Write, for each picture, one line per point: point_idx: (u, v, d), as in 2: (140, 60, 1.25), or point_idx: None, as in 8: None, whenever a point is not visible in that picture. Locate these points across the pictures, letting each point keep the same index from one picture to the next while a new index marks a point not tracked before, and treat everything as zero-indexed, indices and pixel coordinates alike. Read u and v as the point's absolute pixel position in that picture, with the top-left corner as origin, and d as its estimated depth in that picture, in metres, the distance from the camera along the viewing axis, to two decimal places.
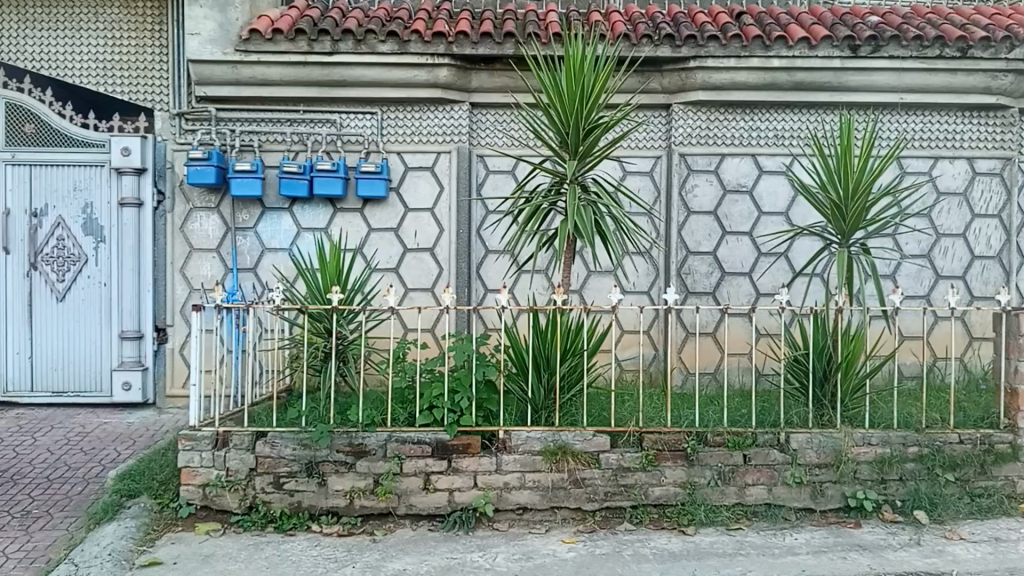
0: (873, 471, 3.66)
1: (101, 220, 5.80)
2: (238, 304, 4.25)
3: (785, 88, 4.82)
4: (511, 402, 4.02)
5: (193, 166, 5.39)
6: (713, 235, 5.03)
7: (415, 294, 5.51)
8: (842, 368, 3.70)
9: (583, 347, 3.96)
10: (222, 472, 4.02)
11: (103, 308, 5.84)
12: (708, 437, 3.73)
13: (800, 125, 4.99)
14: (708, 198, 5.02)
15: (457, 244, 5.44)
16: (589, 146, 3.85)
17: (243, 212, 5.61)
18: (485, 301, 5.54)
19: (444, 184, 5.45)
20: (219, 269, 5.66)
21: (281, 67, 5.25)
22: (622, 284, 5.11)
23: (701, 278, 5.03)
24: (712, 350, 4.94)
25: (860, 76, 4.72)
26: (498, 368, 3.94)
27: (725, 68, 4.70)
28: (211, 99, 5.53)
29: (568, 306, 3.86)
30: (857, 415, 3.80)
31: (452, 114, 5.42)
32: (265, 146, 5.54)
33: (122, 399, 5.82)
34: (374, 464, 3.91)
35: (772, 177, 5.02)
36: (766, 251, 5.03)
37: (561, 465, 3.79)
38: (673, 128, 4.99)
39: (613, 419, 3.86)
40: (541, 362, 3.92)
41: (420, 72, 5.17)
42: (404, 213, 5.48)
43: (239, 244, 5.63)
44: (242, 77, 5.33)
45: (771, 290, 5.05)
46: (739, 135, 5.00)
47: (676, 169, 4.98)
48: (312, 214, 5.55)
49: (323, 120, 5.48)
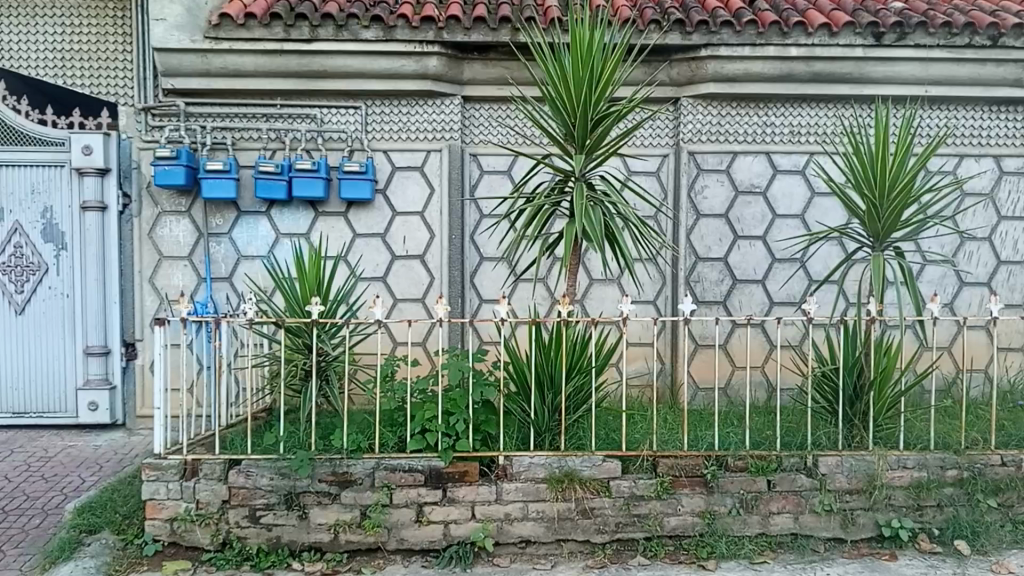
0: (909, 497, 3.38)
1: (63, 226, 5.36)
2: (207, 318, 3.85)
3: (802, 79, 4.51)
4: (512, 424, 3.65)
5: (160, 165, 4.96)
6: (724, 239, 4.70)
7: (404, 305, 5.12)
8: (875, 386, 3.40)
9: (592, 363, 3.60)
10: (191, 505, 3.62)
11: (66, 321, 5.40)
12: (728, 461, 3.41)
13: (816, 121, 4.68)
14: (719, 199, 4.68)
15: (450, 250, 5.06)
16: (597, 139, 3.50)
17: (216, 216, 5.19)
18: (480, 313, 5.17)
19: (435, 185, 5.06)
20: (191, 278, 5.23)
21: (256, 57, 4.84)
22: (628, 294, 4.79)
23: (711, 286, 4.70)
24: (724, 363, 4.65)
25: (883, 67, 4.43)
26: (498, 388, 3.55)
27: (739, 57, 4.37)
28: (181, 92, 5.11)
29: (574, 319, 3.49)
30: (891, 436, 3.49)
31: (444, 109, 5.03)
32: (239, 144, 5.13)
33: (88, 419, 5.38)
34: (360, 495, 3.53)
35: (787, 177, 4.70)
36: (780, 257, 4.72)
37: (567, 493, 3.43)
38: (682, 125, 4.65)
39: (624, 442, 3.51)
40: (544, 380, 3.54)
41: (409, 62, 4.78)
42: (392, 217, 5.09)
43: (213, 252, 5.20)
44: (213, 68, 4.92)
45: (786, 299, 4.73)
46: (753, 131, 4.67)
47: (684, 169, 4.64)
48: (292, 219, 5.14)
49: (303, 115, 5.08)
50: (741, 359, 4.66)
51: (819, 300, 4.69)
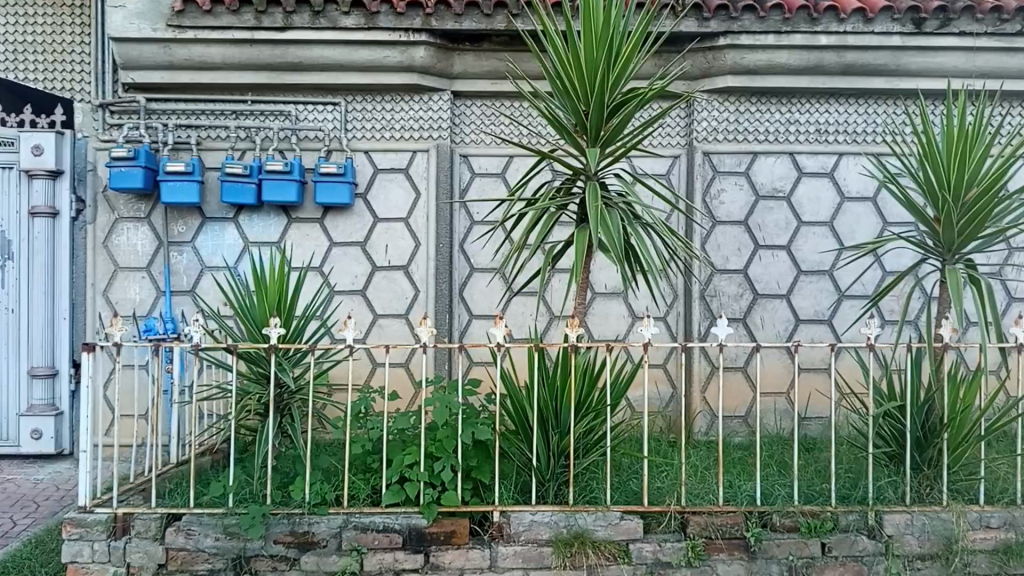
0: (993, 564, 2.77)
1: (9, 233, 4.75)
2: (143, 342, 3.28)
3: (831, 72, 3.90)
4: (509, 472, 3.01)
5: (116, 167, 4.39)
6: (743, 250, 4.06)
7: (385, 322, 4.51)
8: (950, 427, 2.78)
9: (605, 397, 2.98)
10: (121, 569, 2.98)
11: (9, 340, 4.76)
12: (774, 519, 2.81)
13: (848, 118, 4.05)
14: (737, 204, 4.06)
15: (436, 261, 4.48)
16: (614, 130, 2.89)
17: (179, 223, 4.61)
18: (470, 332, 4.57)
19: (421, 189, 4.50)
20: (149, 291, 4.62)
21: (224, 47, 4.31)
22: (636, 313, 4.23)
23: (729, 302, 4.06)
24: (744, 388, 4.05)
25: (923, 57, 3.83)
26: (494, 427, 2.93)
27: (763, 47, 3.79)
28: (142, 87, 4.57)
29: (585, 345, 2.88)
30: (968, 488, 2.89)
31: (431, 105, 4.49)
32: (205, 143, 4.57)
33: (31, 450, 4.73)
34: (324, 561, 2.89)
35: (814, 180, 4.06)
36: (807, 268, 4.07)
37: (577, 560, 2.80)
38: (696, 122, 4.04)
39: (646, 494, 2.88)
40: (547, 418, 2.93)
41: (392, 53, 4.25)
42: (373, 224, 4.51)
43: (173, 262, 4.61)
44: (176, 60, 4.38)
45: (814, 316, 4.08)
46: (775, 130, 4.05)
47: (699, 172, 4.02)
48: (261, 226, 4.57)
49: (276, 111, 4.53)
50: (764, 385, 4.06)
51: (850, 317, 4.08)
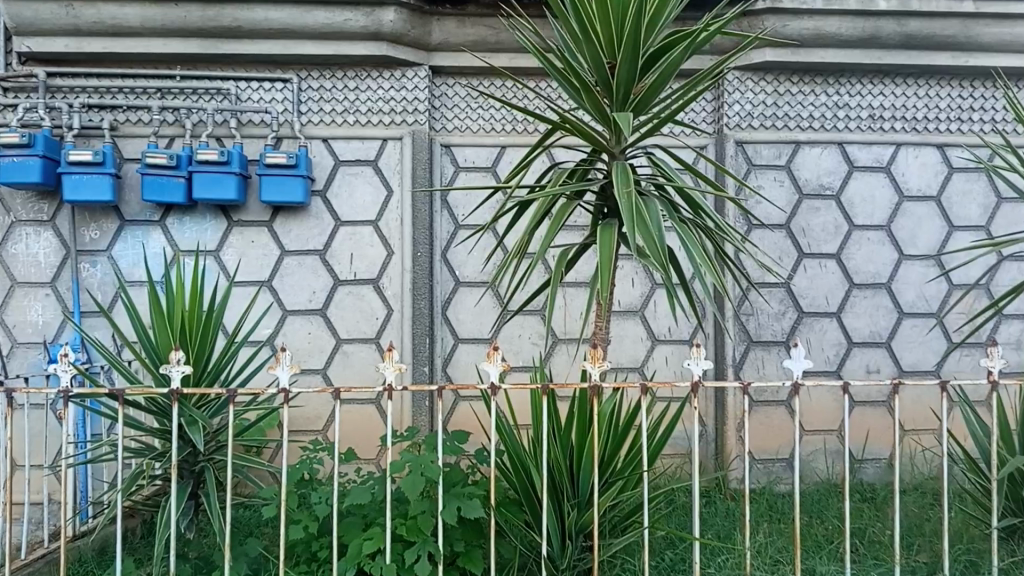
0: None
1: None
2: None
3: (889, 43, 3.27)
4: (512, 564, 2.21)
5: (6, 157, 3.46)
6: (786, 258, 3.36)
7: (350, 349, 3.67)
8: None
9: (639, 459, 2.19)
10: None
11: None
12: None
13: (906, 101, 3.41)
14: (777, 204, 3.36)
15: (415, 274, 3.66)
16: (648, 92, 2.16)
17: (90, 227, 3.69)
18: (456, 361, 3.75)
19: (394, 185, 3.70)
20: (54, 311, 3.68)
21: (146, 8, 3.48)
22: (654, 335, 3.49)
23: (768, 322, 3.35)
24: (788, 427, 3.32)
25: (996, 28, 3.26)
26: (489, 501, 2.12)
27: (810, 11, 3.18)
28: (42, 59, 3.67)
29: (611, 385, 2.07)
30: None
31: (405, 82, 3.70)
32: (122, 129, 3.68)
33: None
34: None
35: (867, 175, 3.40)
36: (860, 281, 3.39)
37: None
38: (727, 105, 3.34)
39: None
40: (561, 485, 2.15)
41: (359, 16, 3.47)
42: (334, 227, 3.68)
43: (84, 275, 3.69)
44: (84, 23, 3.52)
45: (869, 339, 3.39)
46: (821, 115, 3.38)
47: (732, 164, 3.31)
48: (195, 231, 3.69)
49: (211, 89, 3.67)
50: (811, 422, 3.34)
51: (911, 340, 3.42)
